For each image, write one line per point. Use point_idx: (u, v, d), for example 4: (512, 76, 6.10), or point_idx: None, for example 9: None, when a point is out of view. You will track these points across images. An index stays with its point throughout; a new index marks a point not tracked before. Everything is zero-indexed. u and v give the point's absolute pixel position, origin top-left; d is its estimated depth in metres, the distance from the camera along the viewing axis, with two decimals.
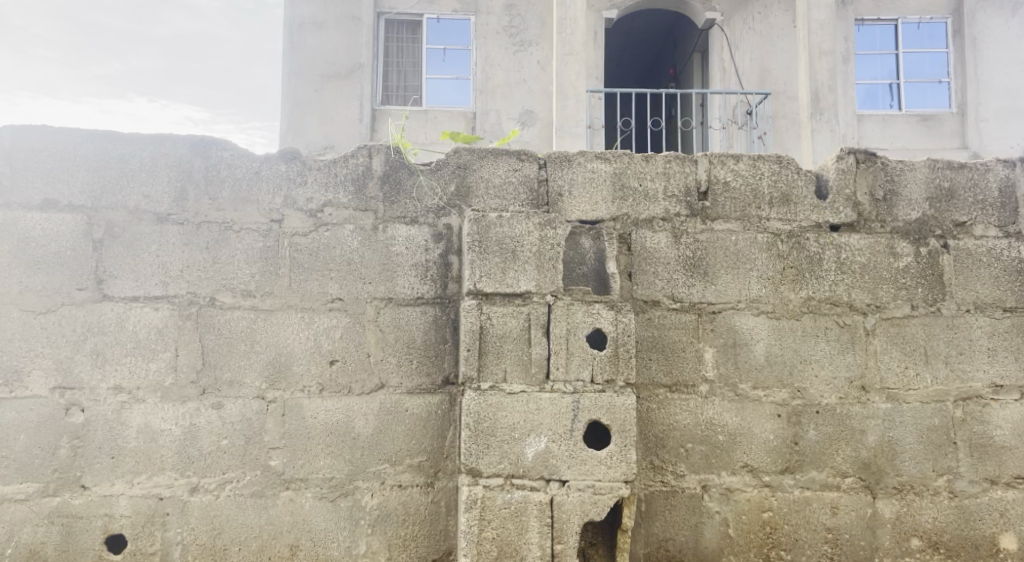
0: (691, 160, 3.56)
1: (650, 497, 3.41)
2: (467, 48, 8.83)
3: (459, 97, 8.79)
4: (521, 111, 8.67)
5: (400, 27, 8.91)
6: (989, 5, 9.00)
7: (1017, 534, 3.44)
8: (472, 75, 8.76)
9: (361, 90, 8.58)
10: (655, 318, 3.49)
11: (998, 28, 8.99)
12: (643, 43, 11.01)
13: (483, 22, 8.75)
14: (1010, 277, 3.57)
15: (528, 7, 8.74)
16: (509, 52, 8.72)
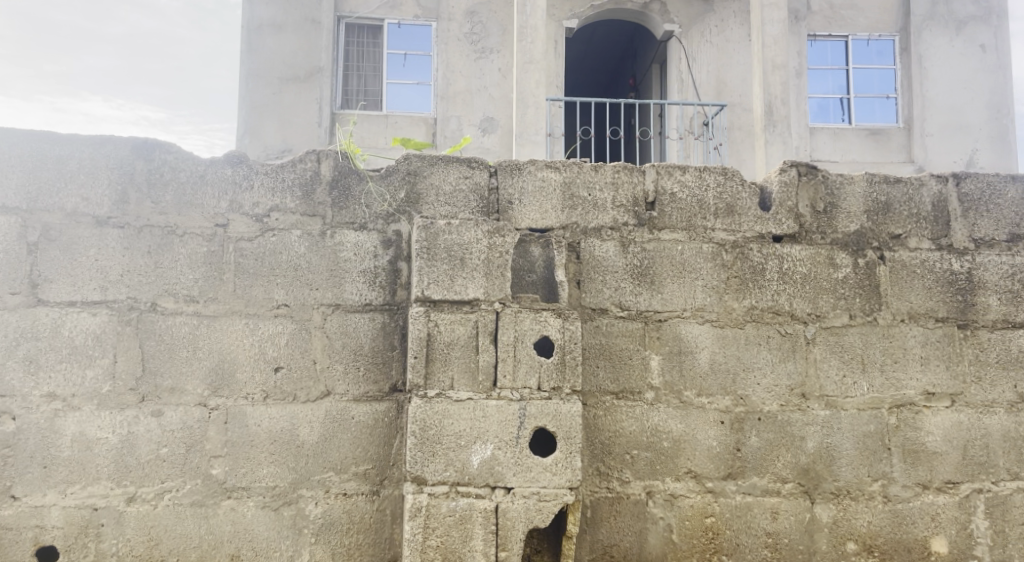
0: (638, 170, 3.62)
1: (596, 503, 3.43)
2: (428, 54, 8.83)
3: (421, 103, 8.79)
4: (482, 118, 8.73)
5: (360, 31, 8.82)
6: (934, 24, 9.38)
7: (948, 538, 3.54)
8: (433, 81, 8.78)
9: (320, 93, 8.55)
10: (602, 325, 3.53)
11: (942, 47, 9.38)
12: (605, 53, 11.15)
13: (444, 28, 8.77)
14: (942, 287, 3.69)
15: (489, 15, 8.81)
16: (470, 60, 8.77)
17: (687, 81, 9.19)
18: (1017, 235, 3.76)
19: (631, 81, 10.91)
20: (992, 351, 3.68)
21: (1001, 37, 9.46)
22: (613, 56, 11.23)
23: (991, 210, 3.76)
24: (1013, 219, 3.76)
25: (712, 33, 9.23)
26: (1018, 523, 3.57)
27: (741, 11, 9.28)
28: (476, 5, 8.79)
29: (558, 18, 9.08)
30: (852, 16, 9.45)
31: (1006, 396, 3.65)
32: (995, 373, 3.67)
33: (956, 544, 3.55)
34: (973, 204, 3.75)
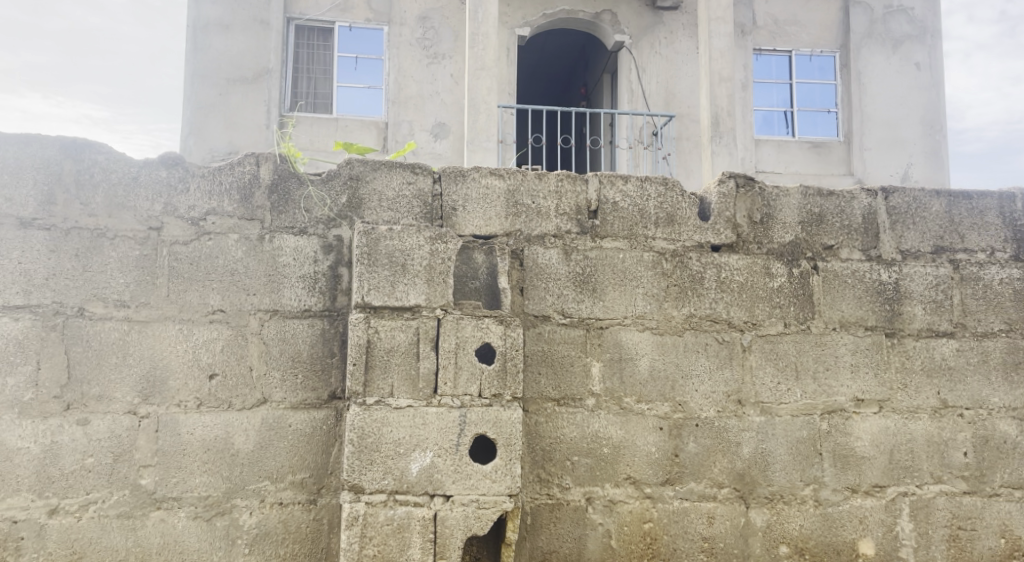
0: (582, 180, 3.66)
1: (536, 510, 3.44)
2: (379, 58, 8.77)
3: (372, 107, 8.72)
4: (434, 123, 8.71)
5: (310, 33, 8.72)
6: (872, 42, 9.73)
7: (874, 540, 3.64)
8: (384, 85, 8.71)
9: (269, 94, 8.44)
10: (544, 332, 3.55)
11: (879, 65, 9.73)
12: (557, 61, 11.22)
13: (396, 32, 8.74)
14: (872, 297, 3.80)
15: (443, 21, 8.81)
16: (421, 64, 8.76)
17: (637, 92, 9.34)
18: (942, 248, 3.89)
19: (582, 90, 11.01)
20: (918, 359, 3.79)
21: (935, 56, 9.84)
22: (565, 65, 11.34)
23: (917, 223, 3.89)
24: (939, 231, 3.90)
25: (661, 45, 9.43)
26: (941, 525, 3.68)
27: (689, 25, 9.50)
28: (429, 10, 8.78)
29: (509, 25, 9.17)
30: (796, 33, 9.72)
31: (930, 402, 3.77)
32: (920, 380, 3.78)
33: (883, 545, 3.64)
34: (901, 217, 3.88)
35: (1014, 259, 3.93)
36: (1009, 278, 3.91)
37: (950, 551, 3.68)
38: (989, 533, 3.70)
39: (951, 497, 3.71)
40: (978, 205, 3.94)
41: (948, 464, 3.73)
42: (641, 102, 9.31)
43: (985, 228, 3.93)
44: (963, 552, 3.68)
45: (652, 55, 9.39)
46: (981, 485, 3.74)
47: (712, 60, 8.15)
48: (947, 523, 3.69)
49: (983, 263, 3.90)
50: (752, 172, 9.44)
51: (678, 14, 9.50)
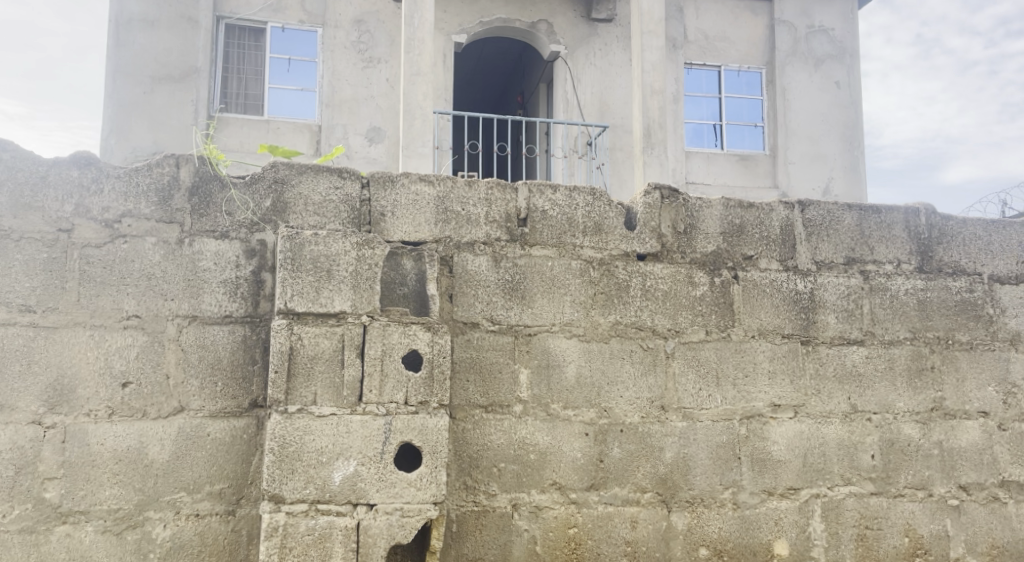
0: (511, 188, 3.69)
1: (462, 517, 3.45)
2: (313, 60, 8.67)
3: (305, 109, 8.61)
4: (369, 127, 8.65)
5: (241, 33, 8.58)
6: (796, 60, 10.09)
7: (788, 541, 3.76)
8: (318, 88, 8.62)
9: (198, 94, 8.28)
10: (473, 339, 3.57)
11: (802, 82, 10.10)
12: (495, 69, 11.27)
13: (331, 35, 8.67)
14: (789, 306, 3.93)
15: (377, 24, 8.79)
16: (357, 68, 8.70)
17: (572, 102, 9.44)
18: (853, 259, 4.05)
19: (519, 98, 11.09)
20: (830, 365, 3.94)
21: (854, 75, 10.27)
22: (501, 73, 11.41)
23: (831, 235, 4.04)
24: (851, 244, 4.06)
25: (595, 55, 9.57)
26: (850, 525, 3.82)
27: (623, 37, 9.68)
28: (364, 14, 8.75)
29: (445, 32, 9.18)
30: (725, 48, 10.01)
31: (842, 406, 3.92)
32: (832, 387, 3.93)
33: (797, 546, 3.77)
34: (815, 230, 4.03)
35: (918, 270, 4.12)
36: (914, 289, 4.09)
37: (858, 550, 3.81)
38: (894, 531, 3.86)
39: (859, 498, 3.86)
40: (886, 218, 4.11)
41: (857, 467, 3.88)
42: (575, 111, 9.42)
43: (892, 241, 4.11)
44: (871, 551, 3.83)
45: (586, 65, 9.53)
46: (887, 486, 3.90)
47: (645, 72, 8.29)
48: (855, 523, 3.83)
49: (890, 274, 4.08)
50: (683, 183, 9.65)
51: (611, 26, 9.67)
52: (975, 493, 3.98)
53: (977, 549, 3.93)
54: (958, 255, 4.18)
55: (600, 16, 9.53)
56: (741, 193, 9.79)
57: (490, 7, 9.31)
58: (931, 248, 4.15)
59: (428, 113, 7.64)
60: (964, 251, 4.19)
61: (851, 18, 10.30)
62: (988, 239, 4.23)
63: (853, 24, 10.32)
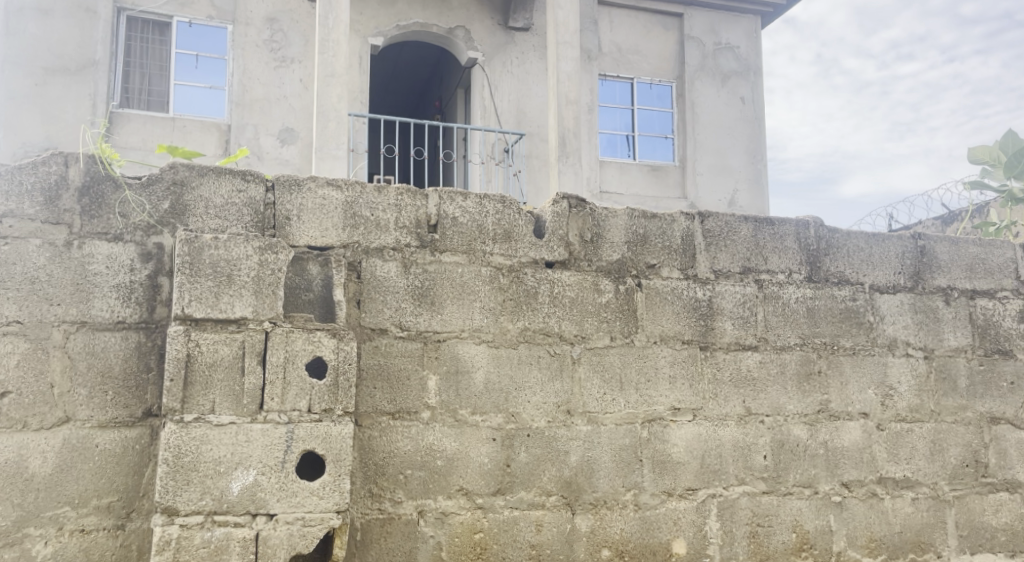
0: (421, 194, 3.70)
1: (367, 525, 3.41)
2: (222, 58, 8.48)
3: (214, 108, 8.41)
4: (281, 128, 8.51)
5: (144, 26, 8.32)
6: (704, 75, 10.48)
7: (686, 540, 3.87)
8: (227, 86, 8.43)
9: (96, 88, 7.97)
10: (381, 346, 3.55)
11: (711, 96, 10.50)
12: (412, 73, 11.24)
13: (241, 32, 8.50)
14: (689, 313, 4.06)
15: (291, 24, 8.67)
16: (269, 68, 8.55)
17: (489, 109, 9.50)
18: (749, 268, 4.21)
19: (435, 103, 11.09)
20: (726, 370, 4.08)
21: (758, 92, 10.75)
22: (418, 78, 11.40)
23: (728, 245, 4.19)
24: (746, 254, 4.22)
25: (512, 63, 9.66)
26: (742, 523, 3.97)
27: (538, 46, 9.81)
28: (277, 13, 8.61)
29: (360, 34, 9.11)
30: (637, 61, 10.35)
31: (737, 409, 4.07)
32: (728, 391, 4.07)
33: (693, 545, 3.88)
34: (714, 240, 4.17)
35: (807, 280, 4.32)
36: (804, 297, 4.28)
37: (750, 547, 3.96)
38: (783, 528, 4.03)
39: (751, 497, 4.01)
40: (778, 230, 4.30)
41: (750, 467, 4.04)
42: (490, 117, 9.48)
43: (784, 252, 4.29)
44: (762, 547, 3.98)
45: (503, 72, 9.60)
46: (777, 485, 4.06)
47: (560, 82, 8.42)
48: (748, 521, 3.99)
49: (783, 283, 4.26)
50: (597, 192, 9.86)
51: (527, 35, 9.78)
52: (856, 490, 4.19)
53: (857, 543, 4.14)
54: (842, 265, 4.40)
55: (516, 24, 9.63)
56: (652, 202, 10.09)
57: (407, 12, 9.30)
58: (818, 259, 4.36)
59: (343, 115, 7.55)
60: (848, 262, 4.41)
61: (755, 37, 10.79)
62: (870, 251, 4.46)
63: (757, 42, 10.80)
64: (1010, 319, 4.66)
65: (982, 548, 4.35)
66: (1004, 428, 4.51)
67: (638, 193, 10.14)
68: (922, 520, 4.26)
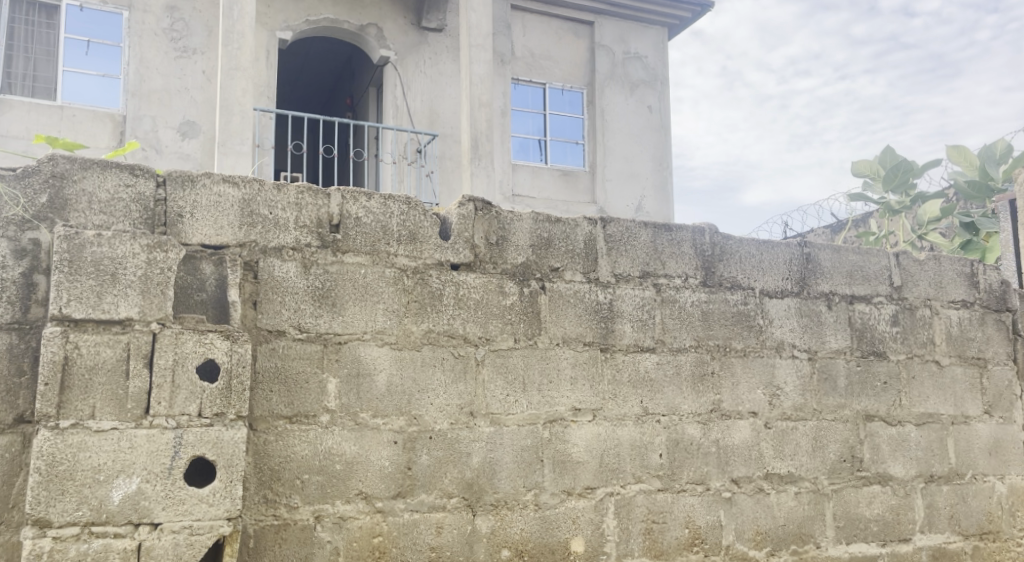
0: (323, 193, 3.63)
1: (261, 532, 3.31)
2: (116, 45, 8.14)
3: (108, 98, 8.08)
4: (182, 121, 8.27)
5: (30, 8, 7.91)
6: (613, 83, 10.70)
7: (584, 538, 3.92)
8: (121, 75, 8.11)
9: None
10: (278, 348, 3.46)
11: (619, 104, 10.72)
12: (320, 69, 11.04)
13: (138, 19, 8.18)
14: (591, 316, 4.12)
15: (192, 13, 8.40)
16: (169, 58, 8.27)
17: (401, 109, 9.43)
18: (648, 272, 4.30)
19: (346, 100, 10.93)
20: (626, 371, 4.16)
21: (664, 101, 11.04)
22: (329, 74, 11.20)
23: (629, 250, 4.27)
24: (646, 259, 4.30)
25: (424, 63, 9.60)
26: (639, 520, 4.05)
27: (451, 48, 9.79)
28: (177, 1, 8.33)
29: (267, 27, 8.89)
30: (550, 67, 10.47)
31: (635, 410, 4.14)
32: (627, 392, 4.14)
33: (590, 542, 3.93)
34: (616, 244, 4.24)
35: (703, 284, 4.44)
36: (699, 301, 4.40)
37: (645, 543, 4.04)
38: (676, 523, 4.13)
39: (648, 495, 4.09)
40: (676, 235, 4.40)
41: (646, 465, 4.12)
42: (400, 117, 9.40)
43: (681, 257, 4.40)
44: (656, 543, 4.07)
45: (414, 72, 9.53)
46: (671, 482, 4.16)
47: (472, 84, 8.43)
48: (643, 518, 4.06)
49: (679, 287, 4.36)
50: (509, 195, 9.92)
51: (440, 36, 9.74)
52: (744, 486, 4.33)
53: (744, 536, 4.28)
54: (735, 271, 4.54)
55: (429, 24, 9.59)
56: (563, 207, 10.19)
57: (316, 7, 9.13)
58: (713, 264, 4.48)
59: (248, 109, 7.36)
60: (741, 268, 4.56)
61: (662, 48, 11.07)
62: (760, 258, 4.62)
63: (664, 53, 11.08)
64: (885, 323, 4.90)
65: (856, 538, 4.55)
66: (878, 425, 4.74)
67: (550, 197, 10.23)
68: (804, 513, 4.44)
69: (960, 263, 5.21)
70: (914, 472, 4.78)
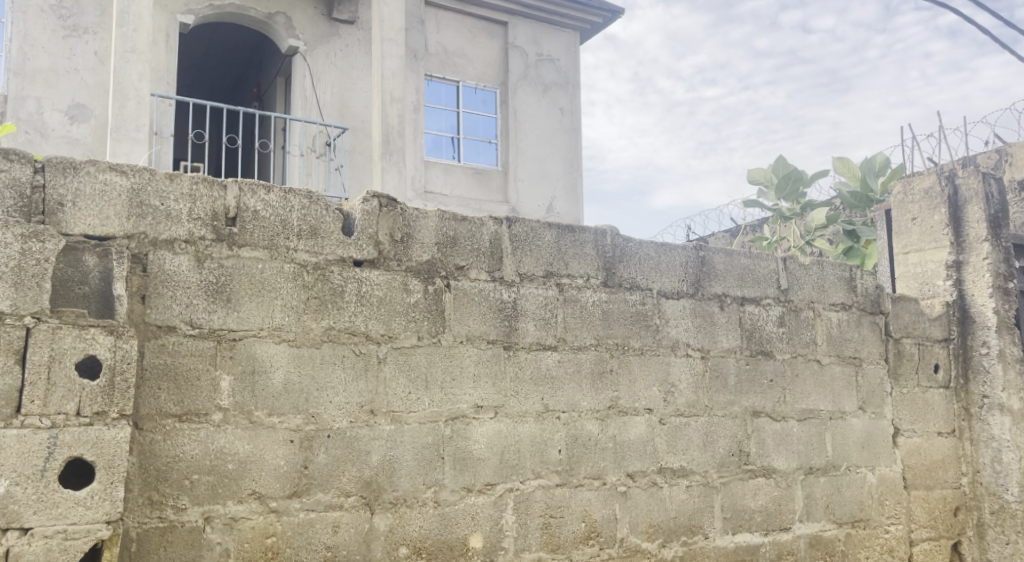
0: (220, 185, 3.52)
1: (144, 535, 3.18)
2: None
3: None
4: (70, 104, 7.92)
5: None
6: (525, 84, 10.77)
7: (482, 534, 3.93)
8: (5, 53, 7.73)
9: None
10: (168, 344, 3.33)
11: (531, 105, 10.80)
12: (225, 56, 10.74)
13: None
14: (494, 315, 4.12)
15: None
16: (56, 37, 7.91)
17: (310, 100, 9.24)
18: (551, 272, 4.33)
19: (253, 89, 10.59)
20: (528, 369, 4.18)
21: (574, 104, 11.19)
22: (235, 61, 10.86)
23: (533, 250, 4.29)
24: (549, 259, 4.33)
25: (335, 55, 9.43)
26: (536, 515, 4.08)
27: (362, 41, 9.66)
28: None
29: (168, 9, 8.56)
30: (462, 65, 10.46)
31: (536, 407, 4.17)
32: (529, 389, 4.17)
33: (489, 538, 3.94)
34: (520, 244, 4.25)
35: (604, 284, 4.50)
36: (600, 301, 4.47)
37: (542, 538, 4.08)
38: (573, 518, 4.18)
39: (546, 490, 4.13)
40: (578, 236, 4.45)
41: (545, 461, 4.15)
42: (307, 109, 9.21)
43: (584, 257, 4.45)
44: (553, 538, 4.11)
45: (324, 63, 9.35)
46: (569, 477, 4.21)
47: (383, 78, 8.33)
48: (541, 513, 4.10)
49: (581, 287, 4.42)
50: (421, 192, 9.83)
51: (352, 28, 9.60)
52: (639, 480, 4.42)
53: (638, 529, 4.37)
54: (635, 272, 4.62)
55: (341, 16, 9.44)
56: (475, 205, 10.19)
57: None
58: (614, 265, 4.55)
59: (144, 94, 7.08)
60: (640, 269, 4.64)
61: (574, 51, 11.20)
62: (658, 260, 4.71)
63: (576, 56, 11.21)
64: (772, 324, 5.08)
65: (741, 528, 4.72)
66: (764, 421, 4.92)
67: (462, 195, 10.21)
68: (693, 505, 4.57)
69: (840, 267, 5.44)
70: (795, 464, 4.98)
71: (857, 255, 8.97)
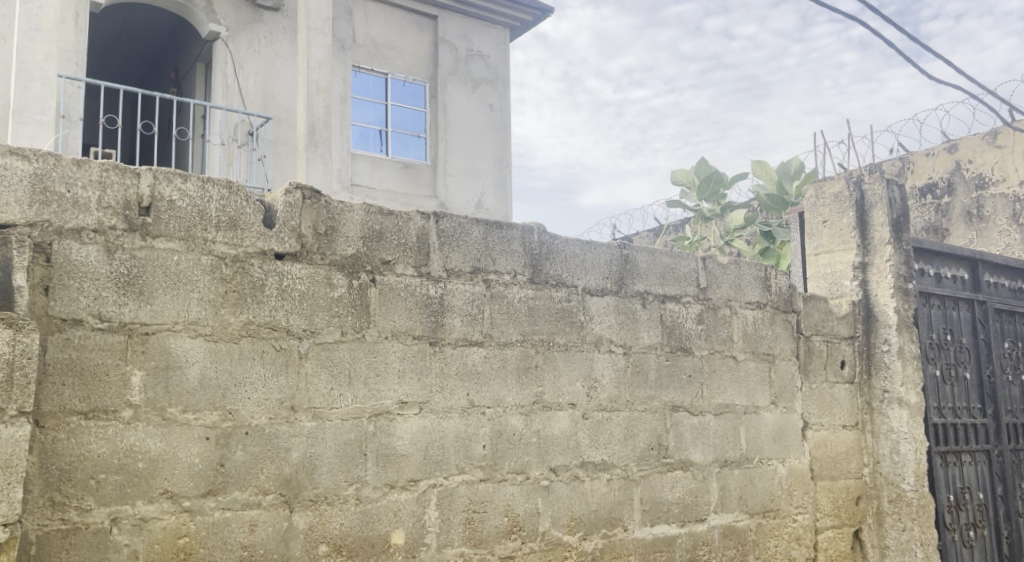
0: (132, 172, 3.38)
1: (45, 538, 3.02)
2: None
3: None
4: None
5: None
6: (456, 79, 10.72)
7: (404, 530, 3.87)
8: None
9: None
10: (73, 338, 3.17)
11: (462, 100, 10.76)
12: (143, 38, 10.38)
13: None
14: (421, 310, 4.07)
15: None
16: None
17: (232, 88, 9.00)
18: (478, 268, 4.29)
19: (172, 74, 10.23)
20: (453, 364, 4.14)
21: (503, 100, 11.21)
22: (154, 43, 10.49)
23: (461, 246, 4.25)
24: (476, 255, 4.30)
25: (259, 43, 9.21)
26: (459, 510, 4.05)
27: (288, 29, 9.44)
28: None
29: None
30: (391, 57, 10.32)
31: (461, 402, 4.14)
32: (454, 384, 4.13)
33: (411, 535, 3.89)
34: (447, 240, 4.20)
35: (530, 281, 4.49)
36: (527, 297, 4.46)
37: (465, 533, 4.05)
38: (495, 513, 4.16)
39: (469, 486, 4.10)
40: (505, 233, 4.41)
41: (469, 456, 4.12)
42: (229, 97, 8.97)
43: (510, 254, 4.42)
44: (475, 533, 4.09)
45: (248, 51, 9.12)
46: (493, 472, 4.19)
47: (309, 68, 8.15)
48: (463, 508, 4.07)
49: (507, 283, 4.39)
50: (348, 184, 9.67)
51: (277, 16, 9.37)
52: (561, 474, 4.43)
53: (559, 522, 4.39)
54: (561, 269, 4.62)
55: (265, 3, 9.20)
56: (403, 199, 10.09)
57: None
58: (540, 262, 4.54)
59: None
60: (566, 266, 4.64)
61: (504, 48, 11.21)
62: (583, 257, 4.72)
63: (506, 53, 11.23)
64: (691, 321, 5.16)
65: (659, 520, 4.78)
66: (682, 415, 4.99)
67: (390, 189, 10.10)
68: (613, 498, 4.61)
69: (756, 267, 5.56)
70: (711, 458, 5.07)
71: (772, 255, 9.25)
